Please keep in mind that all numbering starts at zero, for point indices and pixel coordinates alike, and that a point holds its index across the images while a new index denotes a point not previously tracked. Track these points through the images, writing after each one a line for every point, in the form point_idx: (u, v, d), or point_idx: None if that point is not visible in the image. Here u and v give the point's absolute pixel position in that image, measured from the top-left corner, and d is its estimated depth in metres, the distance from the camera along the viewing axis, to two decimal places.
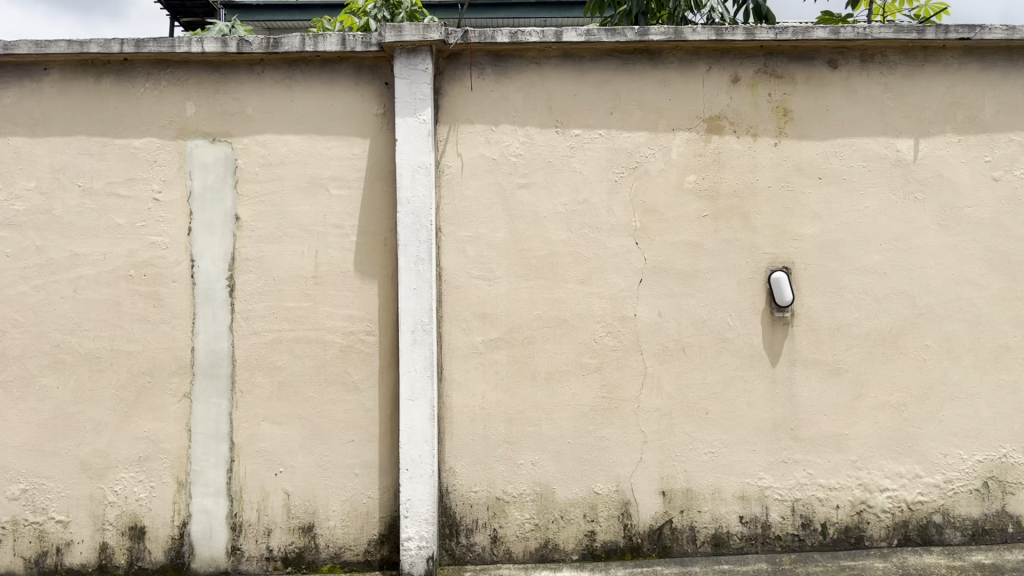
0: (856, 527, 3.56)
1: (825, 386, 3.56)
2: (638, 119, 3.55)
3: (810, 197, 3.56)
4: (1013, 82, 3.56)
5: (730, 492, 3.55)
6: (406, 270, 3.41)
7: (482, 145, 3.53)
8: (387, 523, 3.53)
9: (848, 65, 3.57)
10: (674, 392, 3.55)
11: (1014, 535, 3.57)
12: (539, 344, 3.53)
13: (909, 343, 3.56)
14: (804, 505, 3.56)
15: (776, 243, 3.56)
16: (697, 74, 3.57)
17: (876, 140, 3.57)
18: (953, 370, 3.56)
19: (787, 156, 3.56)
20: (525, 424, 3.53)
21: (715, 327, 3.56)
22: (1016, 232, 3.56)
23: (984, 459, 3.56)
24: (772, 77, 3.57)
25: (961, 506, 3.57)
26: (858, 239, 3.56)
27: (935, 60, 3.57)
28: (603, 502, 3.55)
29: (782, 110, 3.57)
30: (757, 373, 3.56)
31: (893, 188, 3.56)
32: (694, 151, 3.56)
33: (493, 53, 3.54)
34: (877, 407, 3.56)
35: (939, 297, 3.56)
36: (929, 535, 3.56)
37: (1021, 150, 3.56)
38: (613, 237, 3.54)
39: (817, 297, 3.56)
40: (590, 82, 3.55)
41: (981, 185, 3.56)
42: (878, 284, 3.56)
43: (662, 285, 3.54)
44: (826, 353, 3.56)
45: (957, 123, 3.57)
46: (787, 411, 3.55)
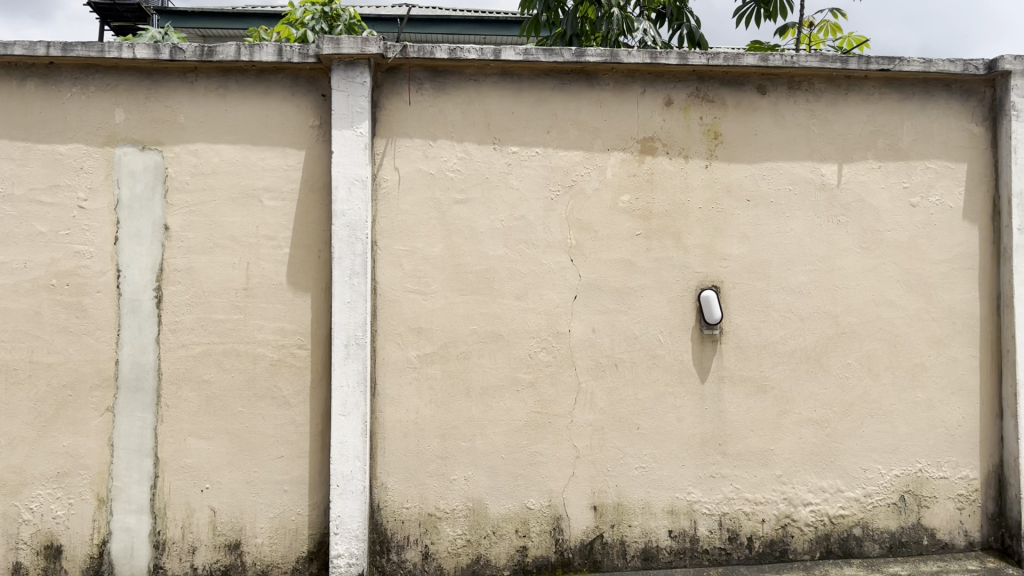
0: (780, 540, 3.65)
1: (751, 403, 3.65)
2: (574, 139, 3.61)
3: (739, 218, 3.66)
4: (929, 113, 3.74)
5: (660, 507, 3.61)
6: (339, 283, 3.38)
7: (420, 159, 3.54)
8: (317, 540, 3.48)
9: (776, 91, 3.69)
10: (606, 407, 3.59)
11: (929, 547, 3.71)
12: (474, 359, 3.54)
13: (831, 361, 3.68)
14: (731, 519, 3.64)
15: (706, 262, 3.65)
16: (631, 95, 3.64)
17: (802, 164, 3.69)
18: (873, 387, 3.69)
19: (717, 177, 3.66)
20: (459, 439, 3.53)
21: (647, 344, 3.62)
22: (932, 256, 3.72)
23: (901, 473, 3.70)
24: (704, 100, 3.67)
25: (879, 519, 3.69)
26: (784, 259, 3.67)
27: (858, 89, 3.72)
28: (535, 517, 3.56)
29: (713, 133, 3.66)
30: (687, 390, 3.63)
31: (818, 211, 3.69)
32: (628, 171, 3.63)
33: (431, 69, 3.56)
34: (801, 422, 3.66)
35: (860, 317, 3.69)
36: (850, 547, 3.68)
37: (936, 177, 3.73)
38: (548, 254, 3.58)
39: (744, 315, 3.66)
40: (527, 100, 3.59)
41: (900, 210, 3.72)
42: (803, 304, 3.67)
43: (596, 301, 3.60)
44: (752, 370, 3.65)
45: (878, 150, 3.72)
46: (715, 426, 3.63)
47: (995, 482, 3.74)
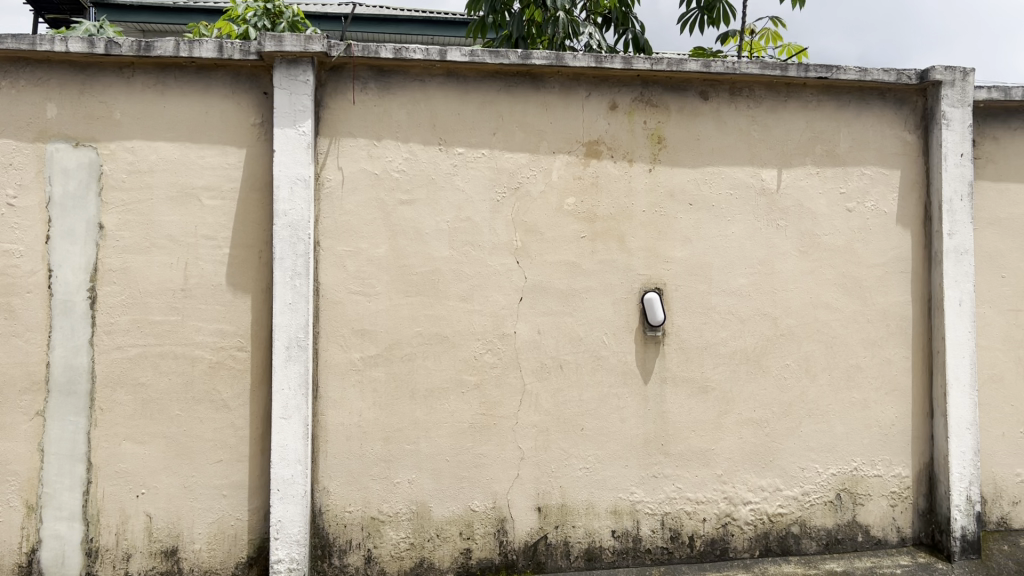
0: (721, 539, 3.71)
1: (693, 403, 3.70)
2: (520, 141, 3.61)
3: (682, 222, 3.71)
4: (864, 120, 3.84)
5: (603, 507, 3.63)
6: (281, 284, 3.33)
7: (364, 159, 3.50)
8: (258, 545, 3.42)
9: (718, 97, 3.75)
10: (551, 409, 3.60)
11: (864, 543, 3.80)
12: (419, 361, 3.52)
13: (771, 362, 3.75)
14: (673, 519, 3.68)
15: (649, 264, 3.69)
16: (577, 99, 3.66)
17: (743, 170, 3.76)
18: (810, 388, 3.77)
19: (661, 181, 3.70)
20: (403, 441, 3.50)
21: (591, 345, 3.64)
22: (867, 260, 3.82)
23: (837, 472, 3.79)
24: (648, 105, 3.71)
25: (816, 517, 3.77)
26: (725, 262, 3.73)
27: (796, 96, 3.80)
28: (479, 519, 3.55)
29: (656, 138, 3.71)
30: (630, 391, 3.66)
31: (758, 215, 3.76)
32: (573, 173, 3.65)
33: (376, 68, 3.53)
34: (741, 423, 3.72)
35: (798, 319, 3.77)
36: (788, 545, 3.75)
37: (871, 183, 3.84)
38: (493, 256, 3.57)
39: (686, 317, 3.70)
40: (473, 101, 3.59)
41: (837, 215, 3.81)
42: (743, 306, 3.74)
43: (541, 303, 3.61)
44: (694, 371, 3.70)
45: (816, 156, 3.81)
46: (658, 426, 3.67)
47: (926, 480, 3.85)
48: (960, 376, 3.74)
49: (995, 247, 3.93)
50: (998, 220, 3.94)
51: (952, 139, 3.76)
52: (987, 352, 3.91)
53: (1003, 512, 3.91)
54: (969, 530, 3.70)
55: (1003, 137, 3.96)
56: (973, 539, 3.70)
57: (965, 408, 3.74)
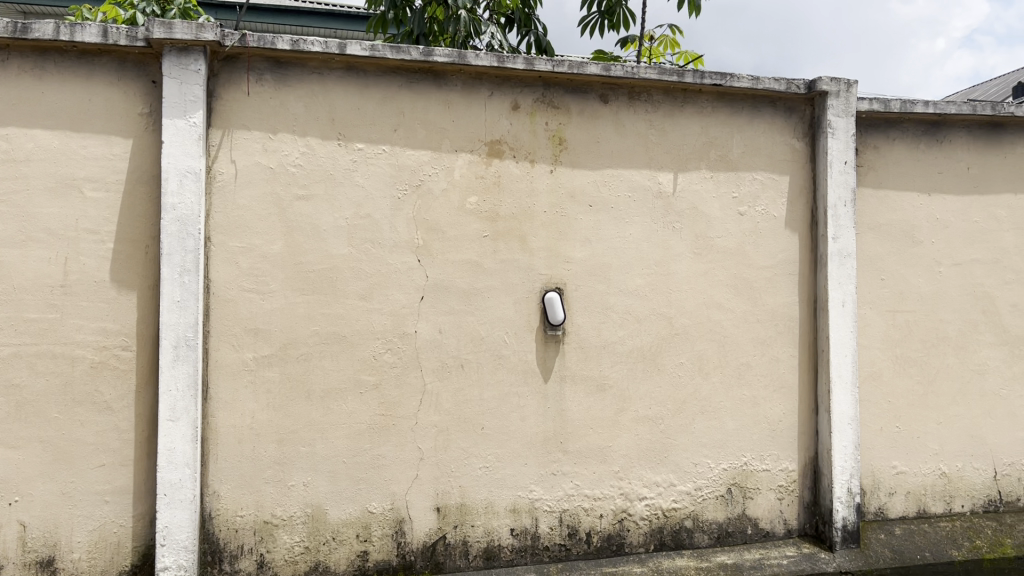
0: (617, 535, 3.77)
1: (591, 401, 3.75)
2: (421, 139, 3.58)
3: (582, 223, 3.75)
4: (756, 127, 3.98)
5: (502, 506, 3.64)
6: (169, 281, 3.20)
7: (259, 153, 3.40)
8: (142, 552, 3.28)
9: (617, 100, 3.82)
10: (451, 408, 3.59)
11: (753, 535, 3.93)
12: (315, 361, 3.45)
13: (666, 360, 3.84)
14: (570, 515, 3.72)
15: (550, 265, 3.71)
16: (479, 97, 3.66)
17: (640, 173, 3.83)
18: (703, 385, 3.88)
19: (561, 182, 3.74)
20: (298, 443, 3.42)
21: (492, 344, 3.64)
22: (757, 262, 3.96)
23: (728, 467, 3.91)
24: (549, 106, 3.73)
25: (708, 511, 3.88)
26: (623, 263, 3.80)
27: (692, 102, 3.90)
28: (377, 520, 3.50)
29: (557, 139, 3.74)
30: (530, 390, 3.68)
31: (655, 217, 3.84)
32: (475, 172, 3.64)
33: (273, 60, 3.43)
34: (637, 420, 3.80)
35: (693, 319, 3.87)
36: (681, 539, 3.84)
37: (762, 188, 3.98)
38: (393, 254, 3.53)
39: (586, 316, 3.75)
40: (373, 97, 3.53)
41: (729, 218, 3.93)
42: (640, 306, 3.81)
43: (442, 302, 3.58)
44: (592, 369, 3.75)
45: (710, 161, 3.92)
46: (557, 425, 3.71)
47: (811, 473, 4.02)
48: (843, 374, 3.92)
49: (875, 251, 4.13)
50: (878, 225, 4.14)
51: (837, 148, 3.94)
52: (868, 351, 4.11)
53: (880, 502, 4.12)
54: (849, 521, 3.87)
55: (883, 147, 4.17)
56: (853, 529, 3.88)
57: (847, 404, 3.92)
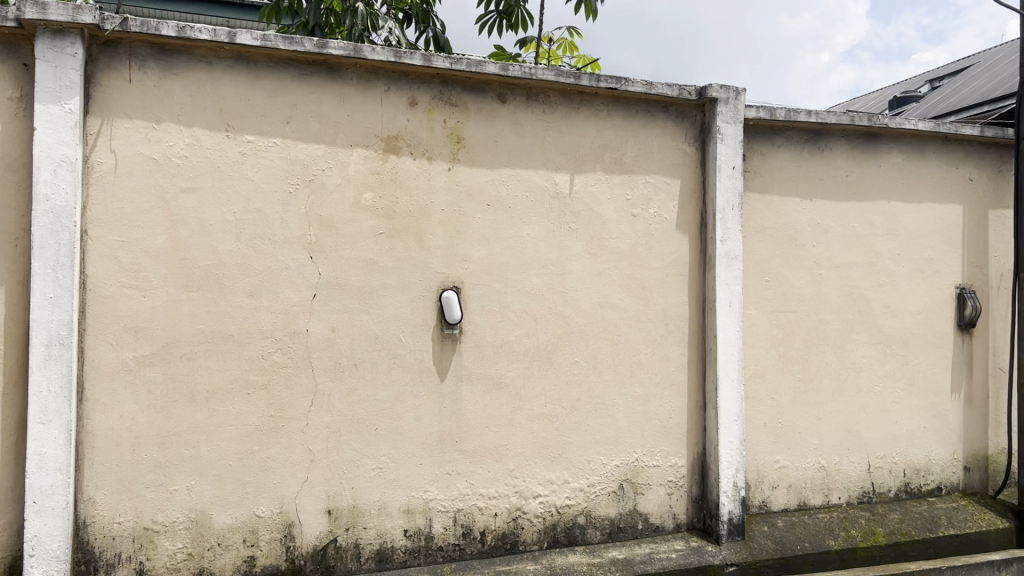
0: (511, 533, 3.78)
1: (487, 400, 3.75)
2: (314, 132, 3.50)
3: (479, 221, 3.75)
4: (649, 131, 4.07)
5: (395, 507, 3.59)
6: (40, 276, 3.02)
7: (141, 143, 3.26)
8: (8, 564, 3.08)
9: (514, 100, 3.83)
10: (344, 409, 3.52)
11: (643, 530, 4.02)
12: (200, 360, 3.32)
13: (561, 359, 3.88)
14: (465, 515, 3.71)
15: (446, 263, 3.69)
16: (375, 92, 3.60)
17: (538, 173, 3.86)
18: (597, 383, 3.94)
19: (459, 180, 3.72)
20: (181, 446, 3.29)
21: (386, 343, 3.59)
22: (650, 263, 4.05)
23: (620, 464, 3.98)
24: (447, 103, 3.71)
25: (600, 507, 3.94)
26: (519, 263, 3.81)
27: (588, 104, 3.96)
28: (264, 525, 3.40)
29: (455, 137, 3.72)
30: (426, 389, 3.65)
31: (551, 218, 3.87)
32: (371, 169, 3.58)
33: (157, 46, 3.29)
34: (532, 418, 3.82)
35: (587, 318, 3.93)
36: (574, 535, 3.89)
37: (655, 191, 4.07)
38: (285, 251, 3.44)
39: (482, 315, 3.75)
40: (265, 88, 3.43)
41: (624, 220, 4.01)
42: (536, 305, 3.84)
43: (335, 300, 3.51)
44: (488, 368, 3.75)
45: (605, 163, 3.98)
46: (452, 424, 3.69)
47: (699, 468, 4.14)
48: (730, 373, 4.05)
49: (761, 253, 4.29)
50: (763, 229, 4.30)
51: (725, 153, 4.07)
52: (753, 350, 4.26)
53: (764, 496, 4.27)
54: (735, 514, 4.00)
55: (769, 153, 4.34)
56: (738, 522, 4.01)
57: (733, 401, 4.05)
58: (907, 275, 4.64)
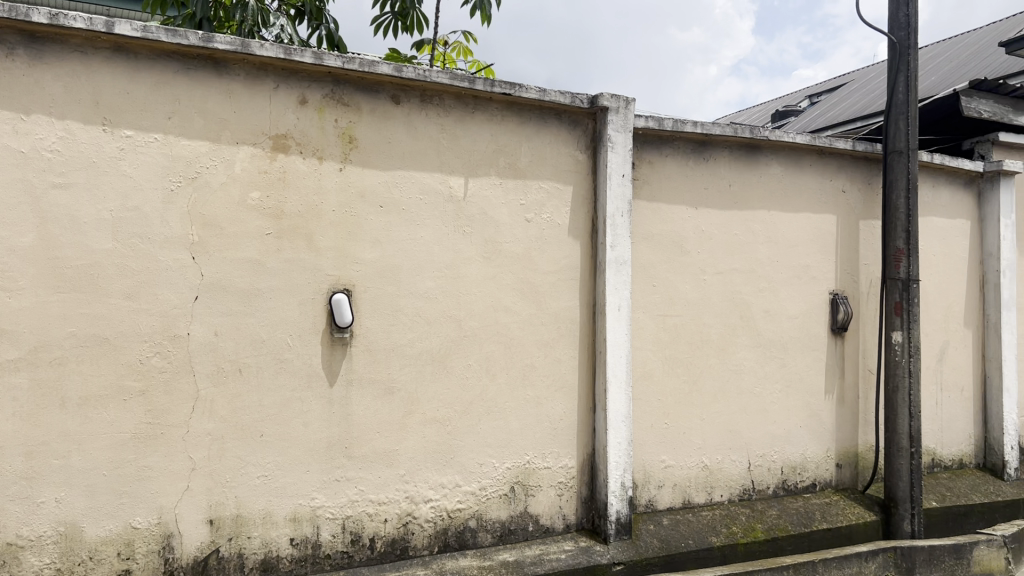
0: (401, 539, 3.74)
1: (378, 405, 3.70)
2: (198, 128, 3.38)
3: (371, 223, 3.70)
4: (543, 137, 4.12)
5: (281, 515, 3.50)
6: None
7: (7, 134, 3.07)
8: None
9: (408, 102, 3.80)
10: (228, 415, 3.41)
11: (534, 532, 4.06)
12: (72, 365, 3.15)
13: (453, 362, 3.88)
14: (354, 521, 3.64)
15: (337, 265, 3.63)
16: (263, 89, 3.51)
17: (431, 175, 3.84)
18: (490, 387, 3.96)
19: (351, 181, 3.66)
20: (50, 456, 3.11)
21: (273, 347, 3.50)
22: (542, 267, 4.10)
23: (512, 466, 4.01)
24: (339, 103, 3.65)
25: (491, 510, 3.95)
26: (412, 266, 3.79)
27: (483, 108, 3.97)
28: (141, 536, 3.26)
29: (347, 137, 3.67)
30: (314, 395, 3.58)
31: (445, 221, 3.86)
32: (258, 168, 3.49)
33: (27, 33, 3.11)
34: (424, 422, 3.80)
35: (480, 321, 3.94)
36: (465, 539, 3.88)
37: (547, 197, 4.12)
38: (166, 251, 3.31)
39: (374, 319, 3.70)
40: (145, 81, 3.29)
41: (517, 224, 4.04)
42: (429, 309, 3.82)
43: (220, 303, 3.40)
44: (380, 372, 3.71)
45: (499, 168, 4.01)
46: (342, 430, 3.63)
47: (588, 469, 4.21)
48: (619, 375, 4.14)
49: (649, 259, 4.40)
50: (651, 235, 4.41)
51: (616, 161, 4.16)
52: (641, 352, 4.37)
53: (650, 495, 4.38)
54: (622, 514, 4.08)
55: (658, 162, 4.45)
56: (625, 521, 4.09)
57: (622, 403, 4.14)
58: (785, 281, 4.86)
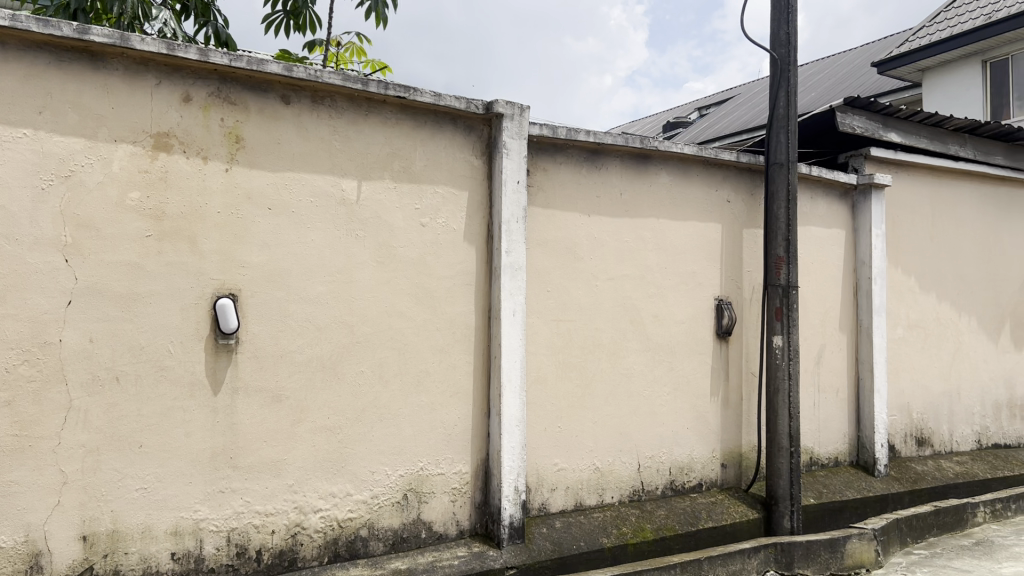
0: (289, 550, 3.65)
1: (266, 413, 3.60)
2: (72, 124, 3.21)
3: (259, 226, 3.60)
4: (437, 142, 4.11)
5: (161, 529, 3.36)
6: None
7: None
8: None
9: (299, 102, 3.72)
10: (103, 426, 3.25)
11: (426, 539, 4.03)
12: None
13: (345, 369, 3.81)
14: (239, 534, 3.53)
15: (223, 269, 3.52)
16: (144, 85, 3.37)
17: (323, 178, 3.77)
18: (383, 393, 3.92)
19: (238, 183, 3.55)
20: None
21: (154, 354, 3.36)
22: (437, 272, 4.09)
23: (405, 473, 3.97)
24: (225, 101, 3.54)
25: (383, 518, 3.90)
26: (303, 270, 3.70)
27: (376, 111, 3.93)
28: (5, 556, 3.05)
29: (234, 137, 3.56)
30: (198, 404, 3.45)
31: (336, 224, 3.80)
32: (138, 167, 3.34)
33: None
34: (313, 430, 3.72)
35: (373, 327, 3.89)
36: (356, 549, 3.81)
37: (442, 202, 4.11)
38: (35, 252, 3.12)
39: (262, 324, 3.60)
40: (14, 73, 3.10)
41: (411, 229, 4.01)
42: (320, 314, 3.74)
43: (95, 308, 3.24)
44: (267, 380, 3.61)
45: (393, 171, 3.97)
46: (227, 439, 3.51)
47: (481, 475, 4.21)
48: (513, 380, 4.16)
49: (543, 265, 4.45)
50: (545, 241, 4.46)
51: (511, 167, 4.18)
52: (535, 357, 4.41)
53: (543, 498, 4.42)
54: (515, 518, 4.10)
55: (552, 169, 4.51)
56: (518, 525, 4.11)
57: (516, 407, 4.16)
58: (673, 287, 5.00)
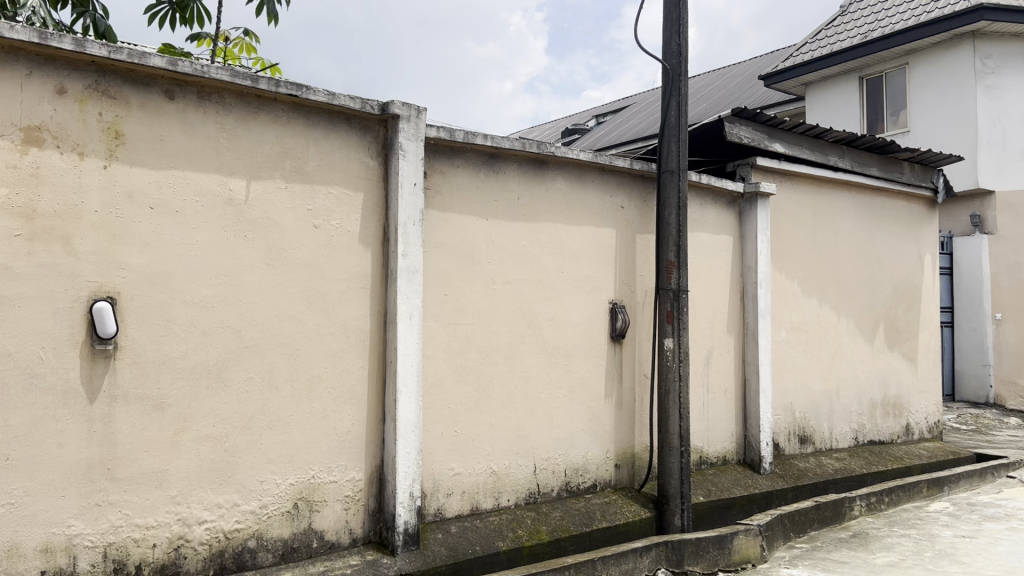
0: (171, 564, 3.50)
1: (146, 422, 3.45)
2: None
3: (140, 226, 3.44)
4: (331, 142, 4.03)
5: (30, 547, 3.15)
6: None
7: None
8: None
9: (184, 98, 3.59)
10: None
11: (318, 548, 3.93)
12: None
13: (233, 375, 3.69)
14: (117, 549, 3.36)
15: (101, 271, 3.35)
16: (13, 75, 3.17)
17: (209, 177, 3.64)
18: (273, 400, 3.81)
19: (117, 180, 3.39)
20: None
21: (22, 361, 3.16)
22: (330, 275, 4.01)
23: (295, 482, 3.87)
24: (103, 95, 3.38)
25: (273, 528, 3.79)
26: (188, 272, 3.56)
27: (266, 109, 3.83)
28: None
29: (112, 133, 3.39)
30: (72, 413, 3.27)
31: (223, 225, 3.67)
32: (6, 161, 3.14)
33: None
34: (198, 439, 3.58)
35: (262, 331, 3.78)
36: (243, 561, 3.69)
37: (336, 203, 4.04)
38: None
39: (142, 329, 3.44)
40: None
41: (303, 231, 3.92)
42: (205, 318, 3.61)
43: None
44: (148, 388, 3.45)
45: (284, 171, 3.87)
46: (104, 450, 3.34)
47: (375, 481, 4.15)
48: (409, 384, 4.12)
49: (440, 268, 4.42)
50: (442, 244, 4.44)
51: (407, 169, 4.14)
52: (432, 361, 4.38)
53: (439, 504, 4.38)
54: (410, 524, 4.06)
55: (449, 172, 4.49)
56: (413, 532, 4.06)
57: (411, 412, 4.12)
58: (569, 291, 5.07)
